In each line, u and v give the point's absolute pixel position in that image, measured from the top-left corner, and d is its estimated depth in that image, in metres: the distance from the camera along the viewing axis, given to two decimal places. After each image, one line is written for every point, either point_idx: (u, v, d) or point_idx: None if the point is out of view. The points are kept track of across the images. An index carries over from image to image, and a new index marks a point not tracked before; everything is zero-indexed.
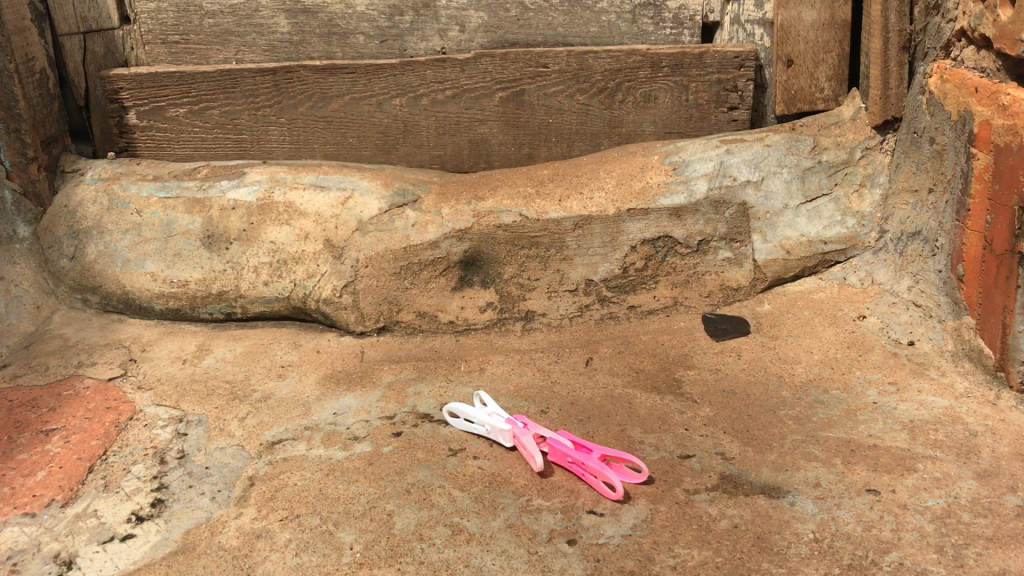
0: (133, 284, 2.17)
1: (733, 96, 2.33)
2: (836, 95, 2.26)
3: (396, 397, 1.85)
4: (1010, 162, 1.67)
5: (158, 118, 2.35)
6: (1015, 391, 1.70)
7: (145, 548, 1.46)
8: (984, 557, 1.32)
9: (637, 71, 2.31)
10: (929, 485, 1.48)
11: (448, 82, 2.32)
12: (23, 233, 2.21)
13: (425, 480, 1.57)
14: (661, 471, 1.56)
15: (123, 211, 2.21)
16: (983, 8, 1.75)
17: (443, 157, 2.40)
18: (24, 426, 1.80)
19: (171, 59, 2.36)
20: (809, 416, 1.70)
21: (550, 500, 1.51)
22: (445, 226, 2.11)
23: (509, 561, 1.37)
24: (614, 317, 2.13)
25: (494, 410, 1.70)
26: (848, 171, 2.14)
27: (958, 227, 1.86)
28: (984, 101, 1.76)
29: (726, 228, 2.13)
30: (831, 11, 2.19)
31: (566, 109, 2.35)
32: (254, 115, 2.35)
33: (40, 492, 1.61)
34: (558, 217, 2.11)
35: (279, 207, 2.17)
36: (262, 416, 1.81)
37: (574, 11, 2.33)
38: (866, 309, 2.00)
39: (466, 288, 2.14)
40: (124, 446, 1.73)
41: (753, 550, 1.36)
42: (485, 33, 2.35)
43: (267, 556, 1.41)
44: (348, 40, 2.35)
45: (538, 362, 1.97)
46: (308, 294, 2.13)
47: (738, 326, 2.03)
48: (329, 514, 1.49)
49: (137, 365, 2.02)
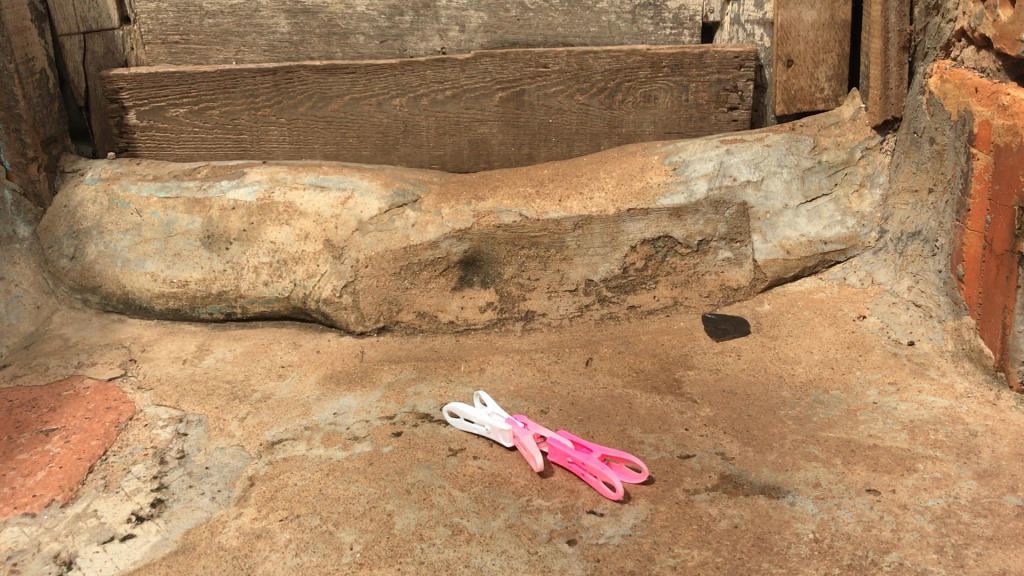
0: (133, 284, 2.17)
1: (733, 96, 2.33)
2: (836, 95, 2.26)
3: (396, 397, 1.85)
4: (1010, 162, 1.67)
5: (158, 118, 2.35)
6: (1015, 391, 1.70)
7: (145, 548, 1.46)
8: (984, 557, 1.32)
9: (637, 71, 2.31)
10: (929, 485, 1.48)
11: (448, 82, 2.32)
12: (23, 234, 2.21)
13: (425, 480, 1.57)
14: (661, 471, 1.56)
15: (123, 211, 2.21)
16: (983, 8, 1.75)
17: (443, 157, 2.40)
18: (24, 426, 1.80)
19: (171, 59, 2.37)
20: (809, 416, 1.70)
21: (550, 500, 1.51)
22: (445, 226, 2.11)
23: (509, 561, 1.37)
24: (614, 317, 2.13)
25: (494, 410, 1.70)
26: (848, 171, 2.14)
27: (958, 228, 1.86)
28: (984, 101, 1.76)
29: (726, 228, 2.13)
30: (831, 11, 2.19)
31: (566, 109, 2.35)
32: (254, 116, 2.35)
33: (40, 491, 1.61)
34: (558, 217, 2.11)
35: (279, 207, 2.17)
36: (262, 416, 1.81)
37: (574, 11, 2.33)
38: (866, 309, 2.00)
39: (466, 288, 2.14)
40: (123, 446, 1.73)
41: (753, 550, 1.36)
42: (485, 33, 2.35)
43: (267, 556, 1.41)
44: (348, 40, 2.35)
45: (538, 362, 1.97)
46: (308, 294, 2.12)
47: (738, 326, 2.03)
48: (329, 514, 1.49)
49: (137, 365, 2.02)
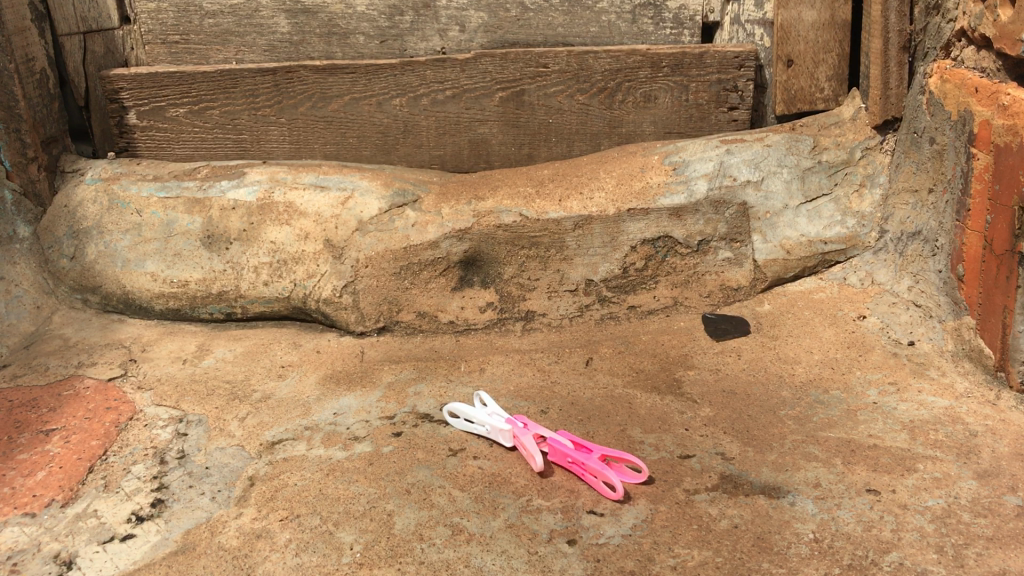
0: (132, 284, 2.17)
1: (733, 96, 2.33)
2: (836, 95, 2.26)
3: (396, 397, 1.85)
4: (1010, 162, 1.67)
5: (157, 119, 2.35)
6: (1015, 391, 1.70)
7: (145, 548, 1.46)
8: (984, 557, 1.32)
9: (637, 71, 2.31)
10: (929, 485, 1.48)
11: (448, 82, 2.32)
12: (23, 234, 2.21)
13: (425, 479, 1.57)
14: (661, 471, 1.56)
15: (123, 211, 2.21)
16: (983, 8, 1.75)
17: (443, 157, 2.40)
18: (24, 426, 1.80)
19: (171, 59, 2.36)
20: (810, 416, 1.70)
21: (550, 500, 1.51)
22: (445, 226, 2.11)
23: (510, 561, 1.37)
24: (614, 317, 2.13)
25: (494, 410, 1.70)
26: (848, 171, 2.14)
27: (958, 228, 1.87)
28: (984, 101, 1.76)
29: (726, 228, 2.13)
30: (830, 11, 2.19)
31: (566, 109, 2.35)
32: (254, 116, 2.35)
33: (40, 492, 1.61)
34: (558, 217, 2.11)
35: (279, 207, 2.17)
36: (262, 416, 1.81)
37: (574, 11, 2.33)
38: (866, 309, 2.00)
39: (466, 288, 2.14)
40: (123, 446, 1.73)
41: (753, 550, 1.36)
42: (485, 33, 2.35)
43: (267, 556, 1.41)
44: (348, 40, 2.35)
45: (538, 362, 1.97)
46: (308, 294, 2.12)
47: (738, 326, 2.03)
48: (329, 514, 1.49)
49: (137, 365, 2.02)
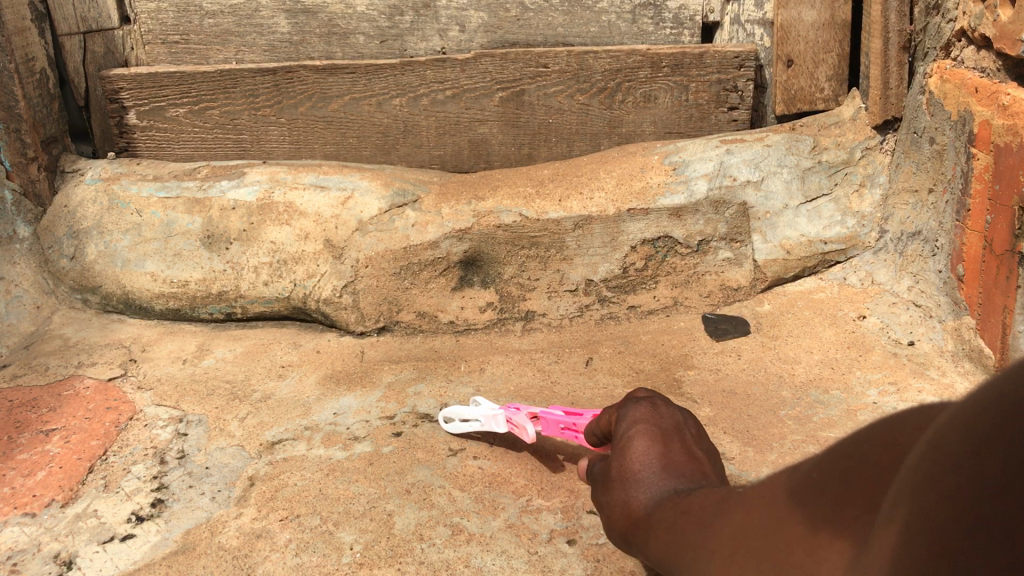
0: (132, 284, 2.16)
1: (733, 96, 2.33)
2: (836, 95, 2.26)
3: (396, 397, 1.85)
4: (1010, 162, 1.67)
5: (157, 119, 2.35)
6: None
7: (145, 548, 1.46)
8: None
9: (637, 71, 2.31)
10: None
11: (448, 82, 2.32)
12: (23, 233, 2.21)
13: (425, 479, 1.57)
14: None
15: (122, 211, 2.21)
16: (983, 8, 1.75)
17: (443, 157, 2.40)
18: (24, 426, 1.80)
19: (171, 59, 2.38)
20: (810, 416, 1.70)
21: (550, 500, 1.51)
22: (445, 226, 2.11)
23: (509, 561, 1.37)
24: (614, 317, 2.13)
25: (486, 403, 1.71)
26: (848, 171, 2.14)
27: (958, 228, 1.86)
28: (984, 101, 1.76)
29: (726, 228, 2.13)
30: (831, 11, 2.19)
31: (566, 109, 2.35)
32: (254, 116, 2.35)
33: (39, 492, 1.61)
34: (557, 217, 2.11)
35: (279, 207, 2.17)
36: (263, 416, 1.81)
37: (574, 11, 2.33)
38: (866, 309, 2.00)
39: (466, 288, 2.14)
40: (123, 446, 1.73)
41: None
42: (485, 33, 2.35)
43: (267, 556, 1.41)
44: (348, 40, 2.36)
45: (538, 362, 1.97)
46: (308, 294, 2.12)
47: (738, 326, 2.03)
48: (329, 514, 1.49)
49: (137, 365, 2.02)
